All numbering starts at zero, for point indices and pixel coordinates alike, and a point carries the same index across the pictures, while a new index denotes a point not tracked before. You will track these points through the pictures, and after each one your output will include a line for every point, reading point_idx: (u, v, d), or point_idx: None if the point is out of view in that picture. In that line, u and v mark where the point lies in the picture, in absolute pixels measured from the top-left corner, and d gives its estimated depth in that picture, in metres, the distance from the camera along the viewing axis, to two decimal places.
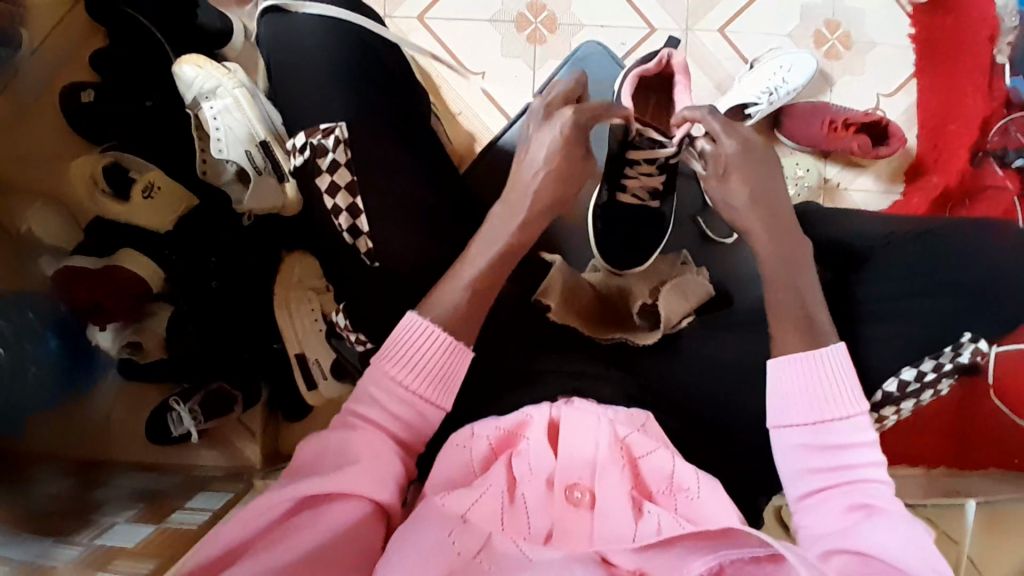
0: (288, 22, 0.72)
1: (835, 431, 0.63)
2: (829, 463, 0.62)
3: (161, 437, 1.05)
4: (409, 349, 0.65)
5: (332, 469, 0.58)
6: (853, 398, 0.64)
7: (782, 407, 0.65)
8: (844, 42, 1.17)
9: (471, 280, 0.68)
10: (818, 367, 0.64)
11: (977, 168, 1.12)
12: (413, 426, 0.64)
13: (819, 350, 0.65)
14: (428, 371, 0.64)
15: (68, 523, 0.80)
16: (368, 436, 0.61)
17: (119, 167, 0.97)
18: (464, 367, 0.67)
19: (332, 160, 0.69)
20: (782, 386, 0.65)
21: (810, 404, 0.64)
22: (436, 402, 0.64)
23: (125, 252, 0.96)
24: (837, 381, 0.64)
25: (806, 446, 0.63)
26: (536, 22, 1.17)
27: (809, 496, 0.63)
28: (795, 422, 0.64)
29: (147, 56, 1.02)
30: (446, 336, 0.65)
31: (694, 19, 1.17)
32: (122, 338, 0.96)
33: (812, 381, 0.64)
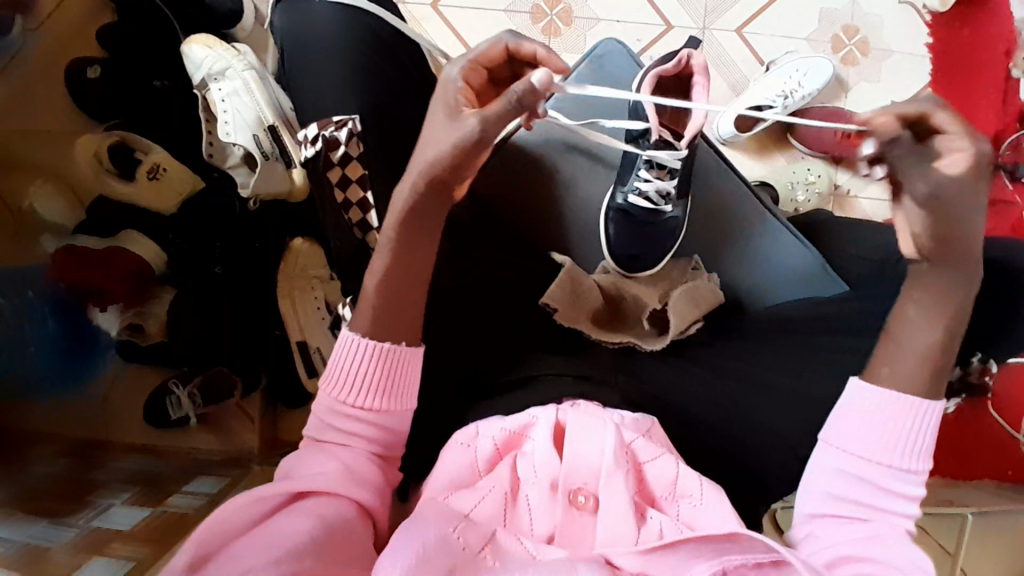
0: (304, 7, 0.68)
1: (893, 476, 0.60)
2: (870, 501, 0.59)
3: (160, 422, 1.05)
4: (348, 366, 0.63)
5: (306, 476, 0.59)
6: (924, 453, 0.60)
7: (852, 432, 0.61)
8: (861, 48, 1.16)
9: (374, 290, 0.63)
10: (903, 415, 0.60)
11: (989, 182, 1.12)
12: (376, 437, 0.63)
13: (923, 402, 0.60)
14: (366, 381, 0.62)
15: (64, 504, 0.80)
16: (335, 453, 0.61)
17: (125, 147, 0.94)
18: (411, 366, 0.64)
19: (344, 153, 0.64)
20: (862, 412, 0.61)
21: (889, 441, 0.60)
22: (388, 408, 0.63)
23: (129, 234, 0.95)
24: (918, 430, 0.60)
25: (845, 473, 0.61)
26: (551, 15, 1.15)
27: (826, 514, 0.61)
28: (864, 454, 0.60)
29: (150, 33, 0.99)
30: (371, 343, 0.62)
31: (712, 18, 1.16)
32: (123, 318, 0.97)
33: (891, 415, 0.60)
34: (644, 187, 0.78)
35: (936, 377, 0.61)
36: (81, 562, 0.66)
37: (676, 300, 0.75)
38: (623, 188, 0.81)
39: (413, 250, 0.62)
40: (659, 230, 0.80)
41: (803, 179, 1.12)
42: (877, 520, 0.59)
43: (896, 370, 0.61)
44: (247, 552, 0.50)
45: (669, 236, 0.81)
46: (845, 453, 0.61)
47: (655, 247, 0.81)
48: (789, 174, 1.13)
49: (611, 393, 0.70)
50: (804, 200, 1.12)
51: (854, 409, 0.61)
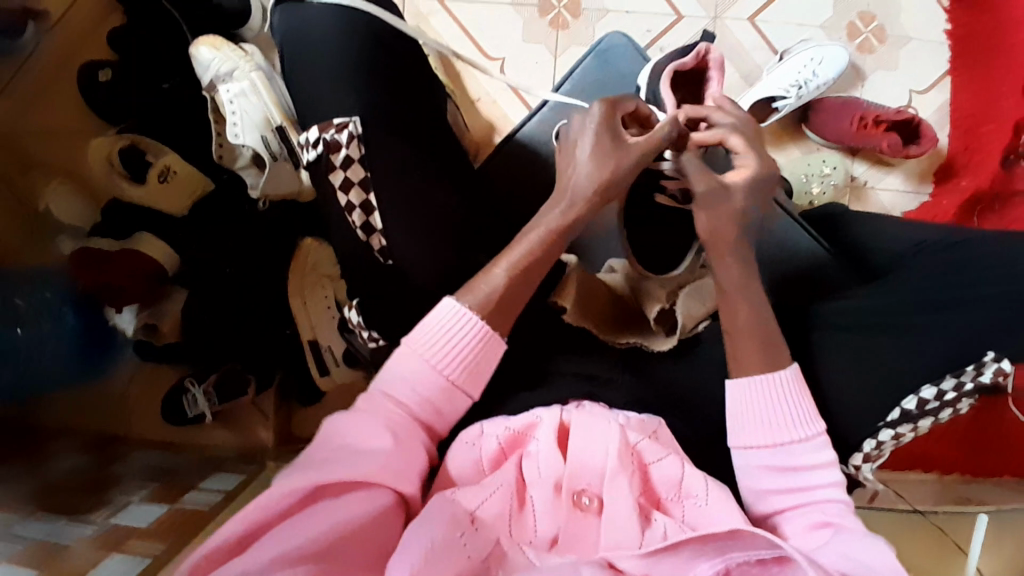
0: (303, 11, 0.67)
1: (792, 453, 0.63)
2: (789, 483, 0.62)
3: (176, 419, 1.07)
4: (444, 334, 0.63)
5: (349, 457, 0.56)
6: (808, 421, 0.63)
7: (742, 431, 0.64)
8: (878, 35, 1.12)
9: (491, 294, 0.65)
10: (769, 392, 0.64)
11: (1009, 172, 1.09)
12: (443, 411, 0.63)
13: (772, 373, 0.65)
14: (463, 353, 0.63)
15: (84, 503, 0.82)
16: (397, 423, 0.60)
17: (136, 149, 0.96)
18: (497, 355, 0.65)
19: (345, 156, 0.64)
20: (738, 405, 0.65)
21: (764, 421, 0.64)
22: (467, 390, 0.63)
23: (141, 237, 0.96)
24: (783, 404, 0.64)
25: (764, 467, 0.63)
26: (559, 7, 1.13)
27: (780, 510, 0.62)
28: (754, 443, 0.63)
29: (160, 36, 1.00)
30: (480, 323, 0.63)
31: (724, 6, 1.13)
32: (139, 318, 0.99)
33: (767, 401, 0.64)
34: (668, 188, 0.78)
35: (770, 348, 0.66)
36: (99, 557, 0.68)
37: (683, 299, 0.73)
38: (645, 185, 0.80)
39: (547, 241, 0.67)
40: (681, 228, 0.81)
41: (818, 172, 1.10)
42: (813, 496, 0.62)
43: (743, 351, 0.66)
44: (272, 540, 0.50)
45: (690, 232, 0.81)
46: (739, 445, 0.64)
47: (671, 251, 0.80)
48: (804, 166, 1.10)
49: (620, 394, 0.69)
50: (819, 194, 1.10)
51: (732, 408, 0.65)
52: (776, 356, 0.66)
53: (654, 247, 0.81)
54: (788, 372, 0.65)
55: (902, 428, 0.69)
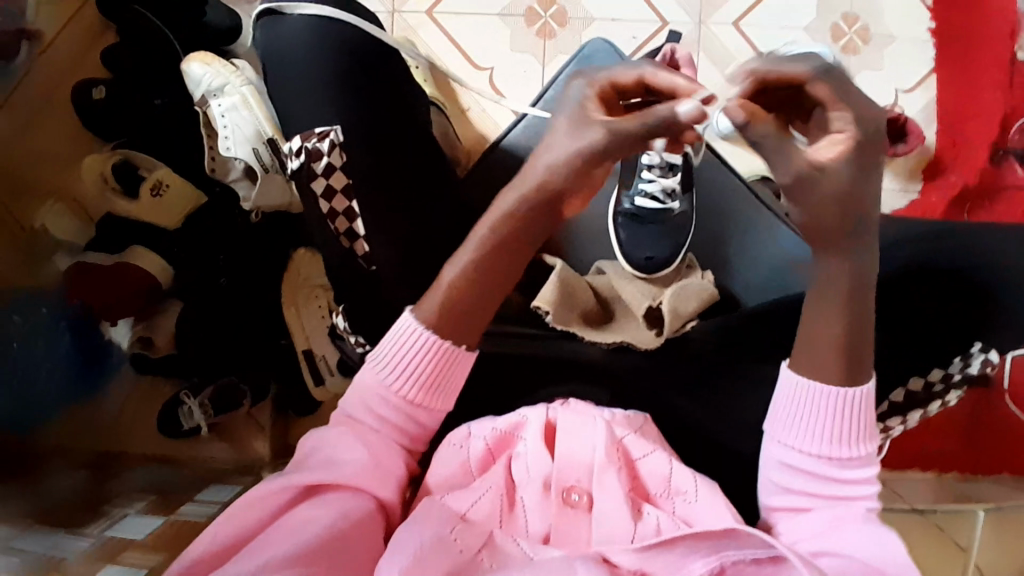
0: (285, 22, 0.68)
1: (834, 464, 0.59)
2: (818, 489, 0.59)
3: (173, 432, 1.08)
4: (402, 353, 0.62)
5: (331, 465, 0.57)
6: (864, 432, 0.59)
7: (783, 424, 0.61)
8: (861, 36, 1.14)
9: (450, 281, 0.62)
10: (834, 400, 0.58)
11: (998, 167, 1.10)
12: (410, 430, 0.62)
13: (850, 388, 0.58)
14: (418, 368, 0.61)
15: (80, 517, 0.82)
16: (368, 440, 0.60)
17: (129, 165, 0.98)
18: (460, 369, 0.63)
19: (327, 164, 0.66)
20: (793, 401, 0.60)
21: (814, 427, 0.59)
22: (426, 405, 0.62)
23: (133, 250, 0.97)
24: (843, 418, 0.58)
25: (789, 465, 0.60)
26: (545, 17, 1.15)
27: (786, 511, 0.60)
28: (798, 445, 0.59)
29: (153, 53, 1.02)
30: (434, 337, 0.61)
31: (708, 12, 1.14)
32: (134, 331, 1.02)
33: (827, 411, 0.58)
34: (649, 187, 0.83)
35: (845, 360, 0.58)
36: (92, 569, 0.68)
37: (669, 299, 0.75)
38: (628, 192, 0.84)
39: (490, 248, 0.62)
40: (670, 223, 0.83)
41: None
42: (839, 499, 0.58)
43: (819, 359, 0.59)
44: (261, 547, 0.51)
45: (682, 231, 0.83)
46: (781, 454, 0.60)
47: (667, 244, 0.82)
48: None
49: None
50: None
51: (783, 399, 0.61)
52: (856, 372, 0.59)
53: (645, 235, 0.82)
54: (864, 386, 0.59)
55: (889, 420, 0.73)
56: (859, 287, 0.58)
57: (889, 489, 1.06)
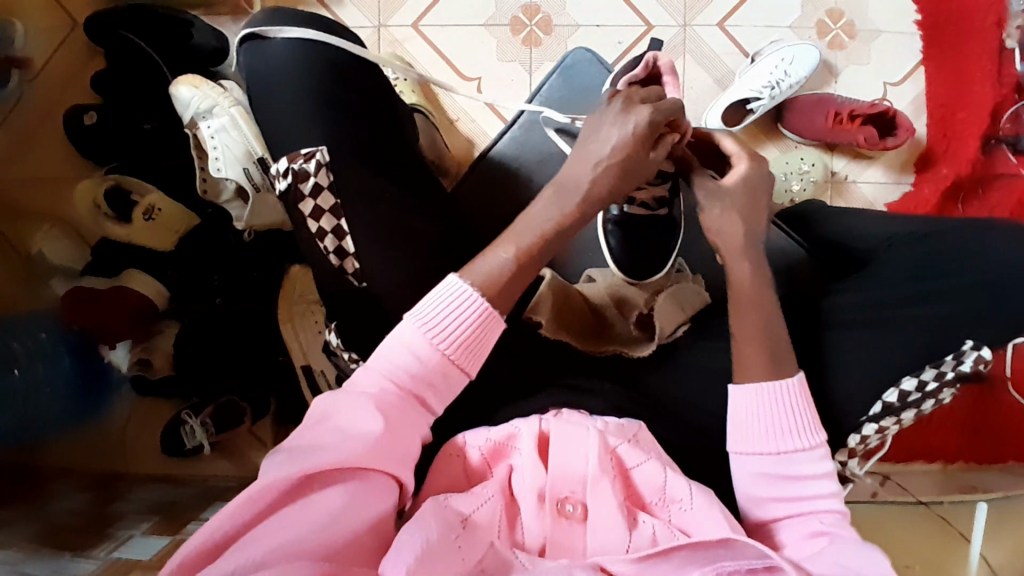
0: (268, 45, 0.69)
1: (791, 461, 0.61)
2: (786, 492, 0.61)
3: (175, 451, 1.08)
4: (446, 313, 0.60)
5: (346, 443, 0.54)
6: (810, 428, 0.62)
7: (739, 434, 0.63)
8: (847, 31, 1.13)
9: (509, 255, 0.64)
10: (770, 399, 0.62)
11: (989, 157, 1.10)
12: (439, 390, 0.60)
13: (778, 381, 0.63)
14: (457, 328, 0.60)
15: (87, 539, 0.83)
16: (388, 408, 0.57)
17: (121, 190, 0.98)
18: (496, 333, 0.62)
19: (314, 184, 0.66)
20: (741, 412, 0.63)
21: (766, 430, 0.62)
22: (465, 369, 0.61)
23: (130, 273, 0.99)
24: (787, 413, 0.62)
25: (757, 473, 0.62)
26: (530, 25, 1.15)
27: (777, 517, 0.61)
28: (753, 451, 0.62)
29: (142, 78, 1.03)
30: (482, 301, 0.61)
31: (693, 14, 1.14)
32: (132, 354, 0.99)
33: (767, 411, 0.62)
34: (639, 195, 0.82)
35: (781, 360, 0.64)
36: None
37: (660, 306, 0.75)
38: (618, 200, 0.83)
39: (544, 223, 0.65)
40: (660, 239, 0.83)
41: (797, 169, 1.11)
42: (806, 499, 0.60)
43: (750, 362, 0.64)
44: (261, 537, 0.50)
45: (670, 236, 0.84)
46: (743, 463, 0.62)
47: (657, 252, 0.83)
48: (783, 165, 1.11)
49: (600, 401, 0.71)
50: (800, 190, 1.10)
51: (732, 413, 0.64)
52: (783, 367, 0.64)
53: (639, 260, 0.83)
54: (793, 380, 0.63)
55: (885, 420, 0.70)
56: (759, 295, 0.67)
57: (894, 484, 1.07)
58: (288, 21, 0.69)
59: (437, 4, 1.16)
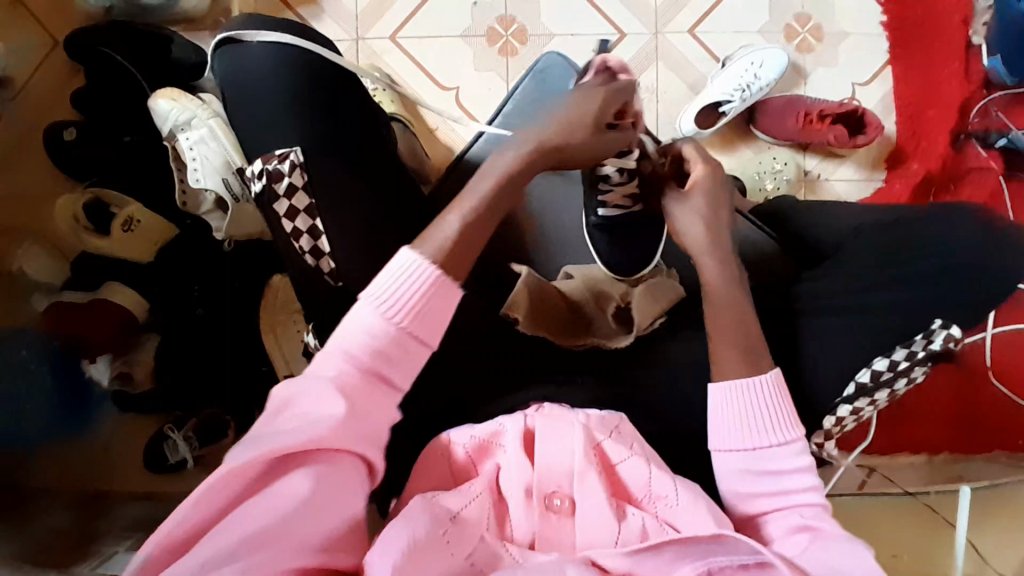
0: (246, 48, 0.70)
1: (769, 459, 0.61)
2: (766, 488, 0.61)
3: (159, 466, 1.07)
4: (395, 286, 0.60)
5: (303, 427, 0.54)
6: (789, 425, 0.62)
7: (720, 431, 0.63)
8: (815, 34, 1.16)
9: (452, 233, 0.64)
10: (753, 399, 0.62)
11: (960, 151, 1.13)
12: (398, 362, 0.59)
13: (758, 377, 0.63)
14: (409, 297, 0.60)
15: (67, 560, 0.82)
16: (346, 390, 0.57)
17: (101, 203, 0.98)
18: (453, 302, 0.62)
19: (288, 185, 0.67)
20: (721, 409, 0.63)
21: (748, 428, 0.62)
22: (423, 339, 0.60)
23: (112, 286, 0.98)
24: (767, 410, 0.62)
25: (739, 470, 0.62)
26: (506, 35, 1.18)
27: (763, 513, 0.61)
28: (733, 448, 0.62)
29: (122, 94, 1.04)
30: (432, 268, 0.61)
31: (664, 21, 1.17)
32: (112, 367, 0.99)
33: (750, 412, 0.62)
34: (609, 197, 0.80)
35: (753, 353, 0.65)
36: None
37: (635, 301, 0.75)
38: (592, 205, 0.82)
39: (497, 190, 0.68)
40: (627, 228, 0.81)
41: (770, 169, 1.13)
42: (790, 494, 0.60)
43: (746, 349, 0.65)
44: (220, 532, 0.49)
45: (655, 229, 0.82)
46: (727, 458, 0.62)
47: (637, 246, 0.81)
48: (756, 165, 1.13)
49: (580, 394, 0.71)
50: (773, 189, 1.12)
51: (712, 409, 0.64)
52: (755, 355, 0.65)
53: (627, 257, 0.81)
54: (769, 376, 0.63)
55: (859, 402, 0.71)
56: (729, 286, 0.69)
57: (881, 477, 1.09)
58: (265, 25, 0.71)
59: (414, 16, 1.18)
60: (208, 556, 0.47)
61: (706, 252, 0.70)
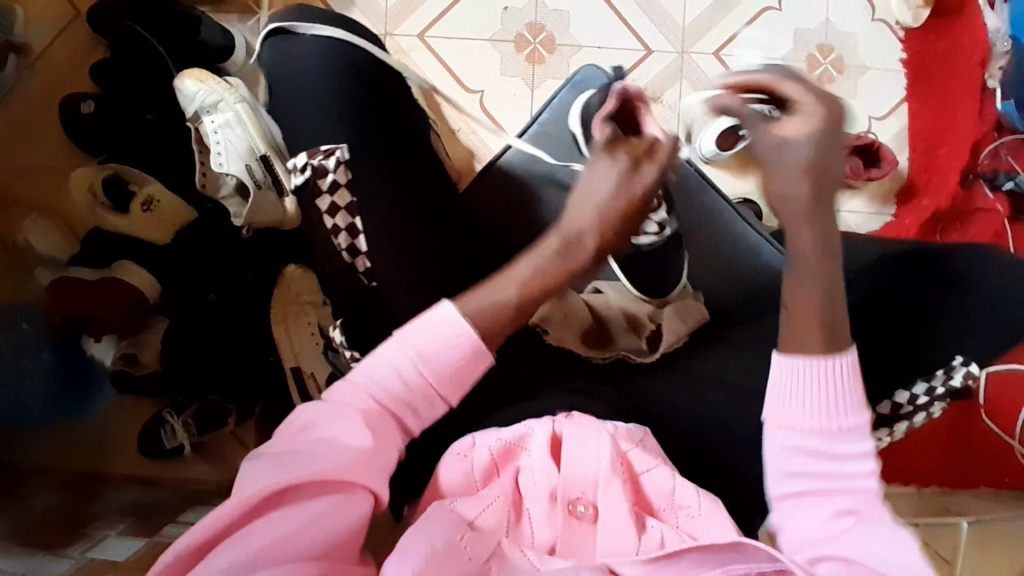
0: (299, 41, 0.70)
1: (835, 441, 0.57)
2: (819, 470, 0.57)
3: (154, 451, 1.05)
4: (429, 338, 0.58)
5: (324, 452, 0.55)
6: (857, 404, 0.57)
7: (779, 410, 0.59)
8: (836, 66, 1.19)
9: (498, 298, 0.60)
10: (828, 373, 0.57)
11: (969, 191, 1.15)
12: (417, 414, 0.59)
13: (831, 358, 0.57)
14: (448, 361, 0.58)
15: (60, 540, 0.80)
16: (371, 424, 0.57)
17: (119, 179, 0.98)
18: (484, 372, 0.60)
19: (332, 180, 0.67)
20: (786, 382, 0.58)
21: (815, 405, 0.57)
22: (446, 398, 0.59)
23: (121, 264, 0.97)
24: (837, 389, 0.57)
25: (793, 447, 0.57)
26: (535, 43, 1.18)
27: (800, 494, 0.57)
28: (797, 425, 0.57)
29: (145, 71, 1.02)
30: (472, 331, 0.58)
31: (690, 41, 1.19)
32: (118, 348, 0.98)
33: (822, 381, 0.57)
34: None
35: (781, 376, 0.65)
36: None
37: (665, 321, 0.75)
38: None
39: (547, 282, 0.61)
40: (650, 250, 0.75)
41: None
42: (836, 482, 0.56)
43: None
44: (234, 545, 0.50)
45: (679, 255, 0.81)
46: (783, 443, 0.58)
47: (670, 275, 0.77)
48: None
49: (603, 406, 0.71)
50: None
51: (773, 384, 0.59)
52: None
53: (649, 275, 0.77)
54: (847, 356, 0.58)
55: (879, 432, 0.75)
56: (827, 249, 0.59)
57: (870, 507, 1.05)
58: (320, 18, 0.70)
59: (444, 17, 1.18)
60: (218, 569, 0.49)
61: (815, 158, 0.56)
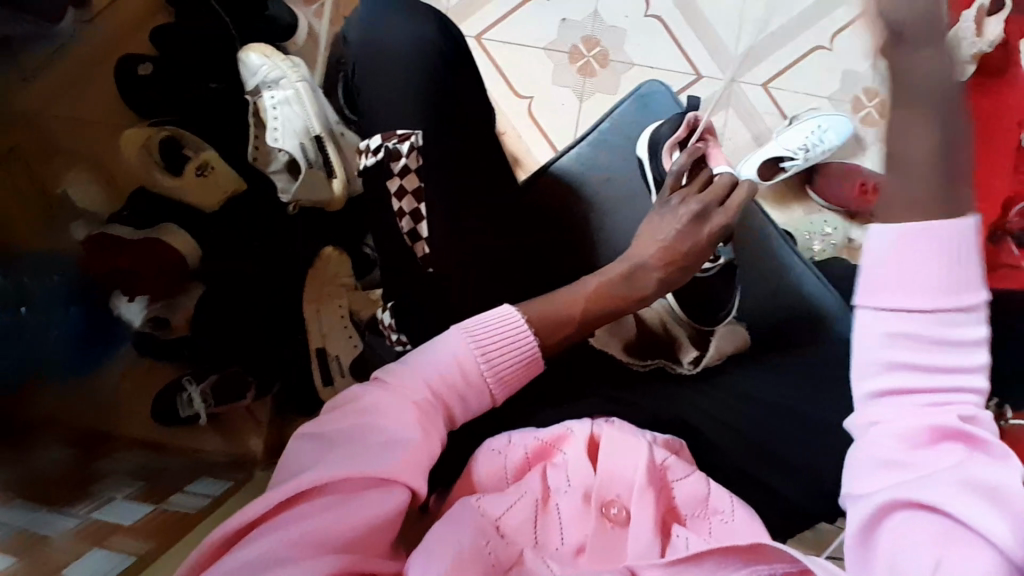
0: (386, 23, 0.71)
1: (950, 321, 0.49)
2: (932, 365, 0.49)
3: (168, 418, 1.03)
4: (491, 333, 0.64)
5: (374, 447, 0.56)
6: (974, 280, 0.49)
7: (877, 285, 0.51)
8: (879, 110, 1.21)
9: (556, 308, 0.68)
10: (941, 242, 0.49)
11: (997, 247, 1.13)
12: (469, 407, 0.64)
13: (947, 223, 0.49)
14: (508, 361, 0.64)
15: (66, 496, 0.77)
16: (425, 415, 0.60)
17: (174, 142, 0.99)
18: (532, 380, 0.67)
19: (403, 165, 0.67)
20: (908, 258, 0.49)
21: (928, 274, 0.49)
22: (497, 393, 0.64)
23: (166, 226, 0.97)
24: (951, 259, 0.49)
25: (897, 335, 0.50)
26: (588, 56, 1.20)
27: (894, 393, 0.50)
28: (908, 305, 0.49)
29: (207, 38, 1.03)
30: (532, 341, 0.65)
31: (739, 71, 1.22)
32: (149, 310, 0.96)
33: (938, 254, 0.49)
34: None
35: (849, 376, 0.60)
36: (79, 550, 0.65)
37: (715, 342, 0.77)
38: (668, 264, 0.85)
39: (610, 301, 0.70)
40: (701, 278, 0.80)
41: (820, 231, 1.17)
42: (945, 390, 0.49)
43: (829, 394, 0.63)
44: (280, 528, 0.51)
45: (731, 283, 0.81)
46: (888, 334, 0.50)
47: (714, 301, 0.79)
48: (805, 225, 1.18)
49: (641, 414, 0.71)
50: (820, 250, 1.15)
51: (867, 258, 0.52)
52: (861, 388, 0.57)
53: (697, 297, 0.80)
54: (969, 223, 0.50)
55: None
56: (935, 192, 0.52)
57: None
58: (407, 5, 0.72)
59: (503, 21, 1.20)
60: (257, 554, 0.49)
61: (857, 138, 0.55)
